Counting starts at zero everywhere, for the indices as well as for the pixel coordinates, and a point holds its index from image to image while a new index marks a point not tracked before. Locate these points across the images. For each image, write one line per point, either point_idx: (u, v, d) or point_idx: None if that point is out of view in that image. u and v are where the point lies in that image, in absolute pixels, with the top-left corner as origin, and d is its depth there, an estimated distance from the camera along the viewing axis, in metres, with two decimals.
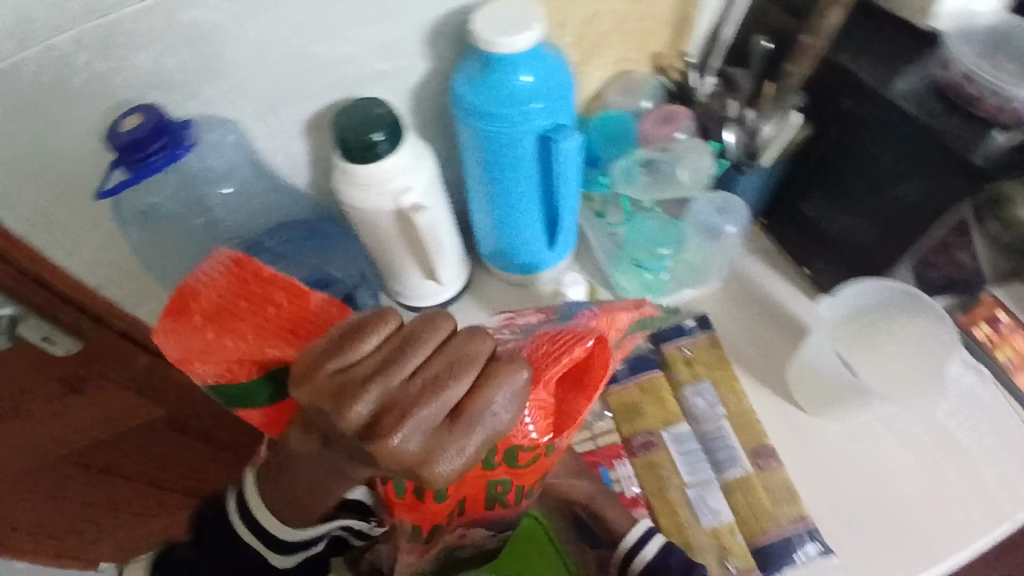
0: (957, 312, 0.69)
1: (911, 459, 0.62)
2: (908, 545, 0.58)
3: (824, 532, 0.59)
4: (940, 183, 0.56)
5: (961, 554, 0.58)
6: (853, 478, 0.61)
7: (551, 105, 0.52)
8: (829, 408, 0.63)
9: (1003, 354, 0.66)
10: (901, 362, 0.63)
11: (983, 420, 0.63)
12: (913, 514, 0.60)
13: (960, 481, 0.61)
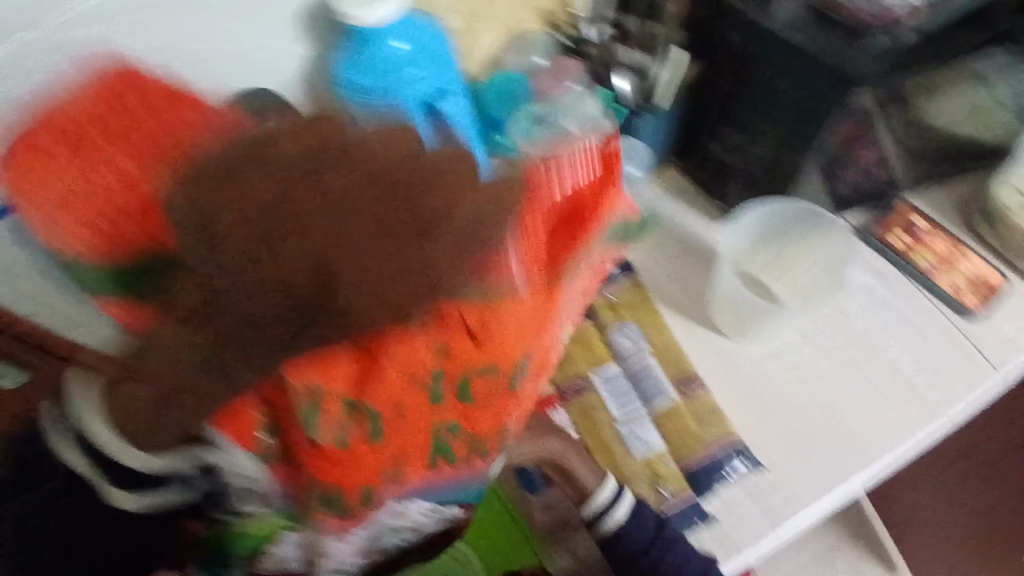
0: (872, 224, 0.70)
1: (835, 368, 0.65)
2: (840, 449, 0.61)
3: (755, 447, 0.62)
4: (823, 100, 0.58)
5: (891, 455, 0.61)
6: (777, 393, 0.64)
7: (432, 71, 0.52)
8: (748, 332, 0.66)
9: (920, 258, 0.68)
10: (806, 276, 0.66)
11: (894, 318, 0.66)
12: (842, 418, 0.63)
13: (885, 383, 0.64)
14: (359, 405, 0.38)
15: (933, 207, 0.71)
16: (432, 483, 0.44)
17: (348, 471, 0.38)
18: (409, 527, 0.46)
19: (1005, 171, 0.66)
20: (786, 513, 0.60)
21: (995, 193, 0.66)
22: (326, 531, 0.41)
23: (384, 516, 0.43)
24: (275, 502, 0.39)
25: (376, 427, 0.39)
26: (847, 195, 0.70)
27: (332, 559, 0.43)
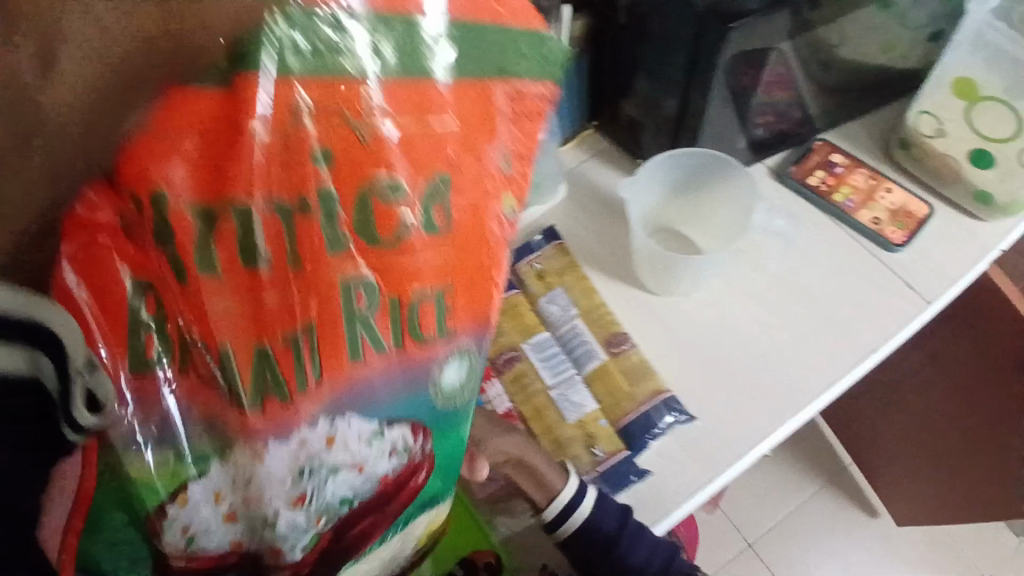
0: (790, 164, 0.69)
1: (761, 313, 0.64)
2: (768, 394, 0.61)
3: (685, 401, 0.62)
4: (707, 44, 0.56)
5: (821, 394, 0.60)
6: (706, 345, 0.64)
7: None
8: (675, 286, 0.66)
9: (840, 195, 0.67)
10: (724, 217, 0.67)
11: (823, 259, 0.65)
12: (771, 363, 0.62)
13: (811, 324, 0.63)
14: (214, 220, 0.24)
15: (855, 144, 0.70)
16: (343, 395, 0.29)
17: (210, 320, 0.26)
18: (353, 476, 0.31)
19: (919, 99, 0.64)
20: (719, 464, 0.59)
21: (913, 121, 0.65)
22: (329, 409, 0.29)
23: (288, 438, 0.29)
24: (188, 440, 0.28)
25: (243, 238, 0.24)
26: (763, 137, 0.69)
27: (260, 503, 0.30)
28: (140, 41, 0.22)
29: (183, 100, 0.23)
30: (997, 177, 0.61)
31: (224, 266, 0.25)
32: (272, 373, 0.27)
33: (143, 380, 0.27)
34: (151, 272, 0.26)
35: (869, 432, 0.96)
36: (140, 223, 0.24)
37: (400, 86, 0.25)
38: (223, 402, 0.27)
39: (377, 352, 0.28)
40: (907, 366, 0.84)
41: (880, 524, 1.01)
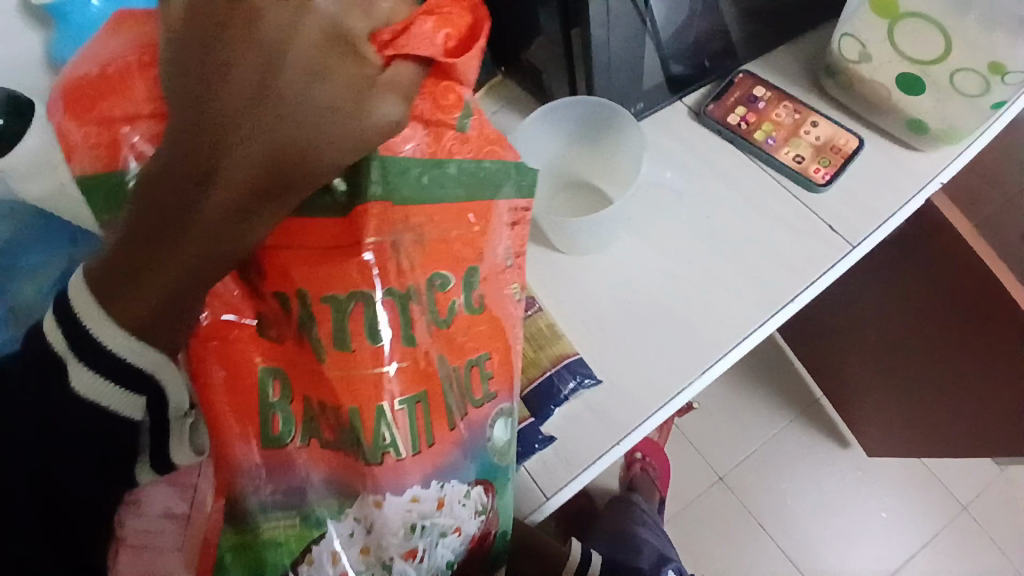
0: (708, 103, 0.63)
1: (682, 265, 0.58)
2: (685, 357, 0.54)
3: (596, 366, 0.54)
4: None
5: (736, 346, 0.54)
6: (618, 306, 0.56)
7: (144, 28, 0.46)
8: (585, 246, 0.58)
9: (760, 132, 0.61)
10: (623, 167, 0.61)
11: (755, 205, 0.59)
12: (693, 316, 0.56)
13: (735, 273, 0.57)
14: (345, 310, 0.36)
15: (778, 74, 0.64)
16: (437, 456, 0.38)
17: (339, 389, 0.36)
18: (454, 528, 0.40)
19: (842, 21, 0.57)
20: (625, 424, 0.52)
21: (837, 47, 0.58)
22: (433, 474, 0.38)
23: (403, 493, 0.37)
24: (313, 503, 0.37)
25: (365, 320, 0.36)
26: (679, 73, 0.62)
27: (379, 549, 0.37)
28: (281, 153, 0.32)
29: (335, 249, 0.36)
30: (927, 104, 0.56)
31: (354, 348, 0.36)
32: (388, 436, 0.36)
33: (286, 451, 0.36)
34: (300, 364, 0.36)
35: (835, 365, 0.96)
36: (290, 317, 0.36)
37: (434, 212, 0.39)
38: (347, 459, 0.36)
39: (449, 419, 0.38)
40: (859, 300, 0.81)
41: (849, 454, 1.05)
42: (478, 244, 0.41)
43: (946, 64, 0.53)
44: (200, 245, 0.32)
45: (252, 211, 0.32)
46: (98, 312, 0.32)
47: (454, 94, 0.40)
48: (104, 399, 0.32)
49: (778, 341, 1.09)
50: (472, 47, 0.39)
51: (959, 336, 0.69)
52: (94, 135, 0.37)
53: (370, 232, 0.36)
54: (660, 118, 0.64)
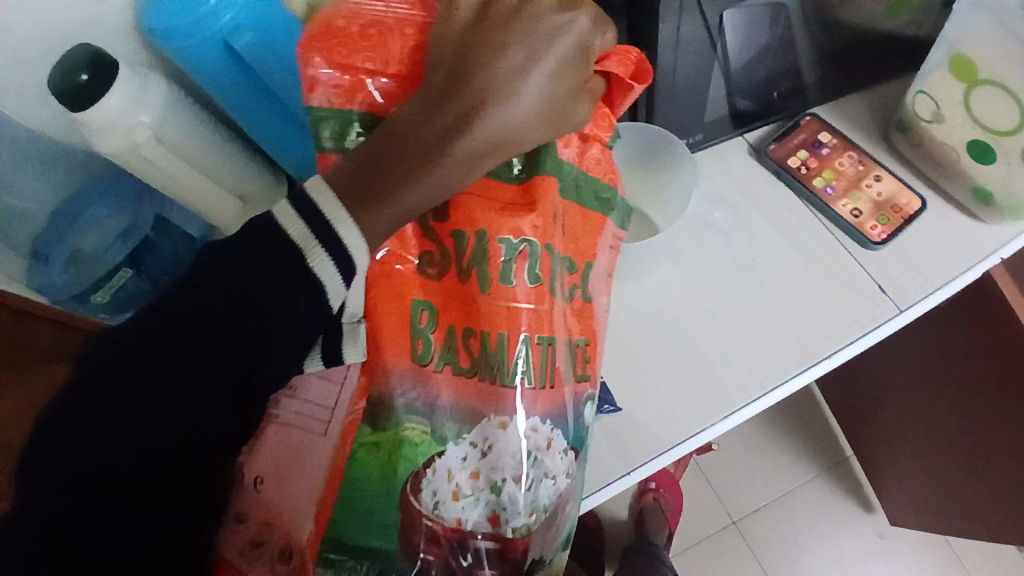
0: (771, 142, 0.62)
1: (719, 301, 0.57)
2: (708, 395, 0.53)
3: (618, 393, 0.54)
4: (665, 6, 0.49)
5: (761, 396, 0.53)
6: (649, 334, 0.56)
7: (237, 5, 0.47)
8: (625, 270, 0.57)
9: (819, 179, 0.60)
10: (663, 207, 0.59)
11: (802, 253, 0.58)
12: (724, 354, 0.55)
13: (772, 319, 0.56)
14: (515, 247, 0.38)
15: (847, 122, 0.63)
16: (559, 398, 0.40)
17: (494, 317, 0.38)
18: (565, 470, 0.40)
19: (919, 77, 0.56)
20: (640, 455, 0.52)
21: (911, 102, 0.57)
22: (553, 413, 0.39)
23: (529, 417, 0.38)
24: (444, 421, 0.38)
25: (530, 265, 0.39)
26: (745, 108, 0.61)
27: (492, 467, 0.38)
28: (515, 127, 0.37)
29: (511, 202, 0.39)
30: (996, 173, 0.54)
31: (513, 285, 0.38)
32: (522, 363, 0.38)
33: (428, 372, 0.38)
34: (456, 301, 0.38)
35: (871, 425, 0.93)
36: (459, 255, 0.38)
37: (574, 207, 0.42)
38: (483, 382, 0.38)
39: (565, 375, 0.40)
40: (903, 361, 0.79)
41: (871, 519, 1.01)
42: (591, 246, 0.43)
43: (1019, 138, 0.51)
44: (435, 176, 0.34)
45: (479, 161, 0.36)
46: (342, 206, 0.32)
47: (606, 118, 0.44)
48: (313, 259, 0.31)
49: (811, 393, 1.06)
50: (639, 86, 0.43)
51: (1006, 415, 0.66)
52: (337, 77, 0.39)
53: (541, 194, 0.39)
54: (719, 151, 0.63)
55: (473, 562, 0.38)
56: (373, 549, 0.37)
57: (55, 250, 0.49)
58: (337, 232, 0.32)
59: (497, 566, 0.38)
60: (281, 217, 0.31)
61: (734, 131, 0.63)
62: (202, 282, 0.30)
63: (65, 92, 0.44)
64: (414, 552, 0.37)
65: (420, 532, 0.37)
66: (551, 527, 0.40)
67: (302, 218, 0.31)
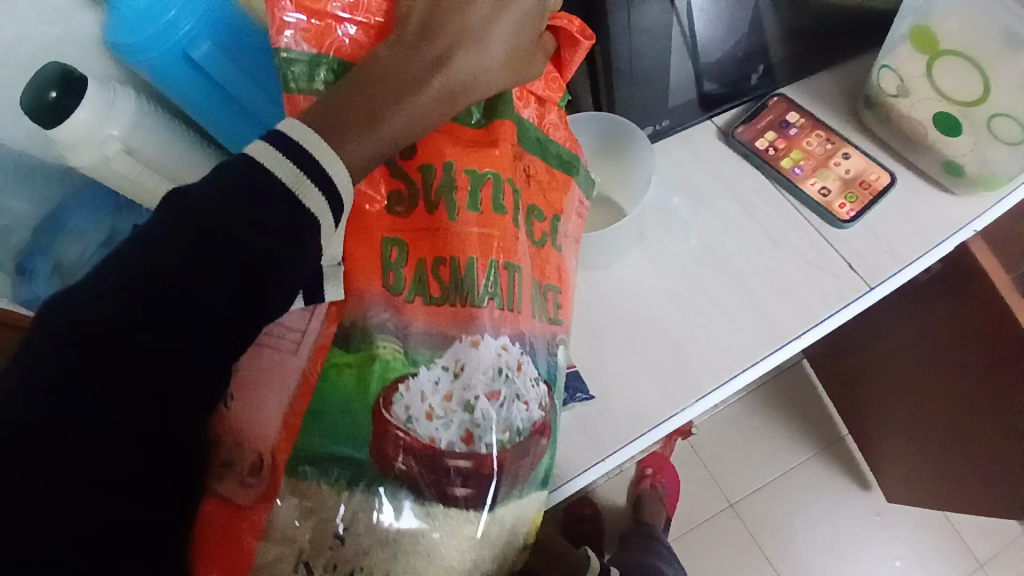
0: (738, 124, 0.62)
1: (688, 285, 0.57)
2: (678, 379, 0.54)
3: (589, 381, 0.54)
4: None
5: (731, 379, 0.54)
6: (618, 321, 0.56)
7: (196, 16, 0.48)
8: (596, 259, 0.57)
9: (788, 159, 0.60)
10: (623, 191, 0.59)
11: (771, 231, 0.58)
12: (695, 339, 0.55)
13: (741, 302, 0.56)
14: (479, 178, 0.39)
15: (816, 100, 0.62)
16: (527, 326, 0.40)
17: (467, 243, 0.38)
18: (535, 396, 0.39)
19: (884, 51, 0.55)
20: (612, 442, 0.52)
21: (875, 78, 0.55)
22: (521, 337, 0.39)
23: (501, 337, 0.38)
24: (416, 345, 0.37)
25: (495, 195, 0.39)
26: (712, 91, 0.61)
27: (461, 386, 0.37)
28: (489, 64, 0.38)
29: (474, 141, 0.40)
30: (965, 147, 0.53)
31: (482, 211, 0.39)
32: (493, 284, 0.38)
33: (400, 301, 0.38)
34: (426, 230, 0.38)
35: (862, 404, 0.92)
36: (427, 188, 0.39)
37: (530, 167, 0.43)
38: (455, 304, 0.38)
39: (534, 310, 0.41)
40: (888, 337, 0.78)
41: (869, 497, 1.01)
42: (558, 200, 0.45)
43: (986, 107, 0.50)
44: (413, 114, 0.35)
45: (451, 101, 0.37)
46: (325, 143, 0.31)
47: (556, 82, 0.45)
48: (306, 198, 0.29)
49: (805, 371, 1.06)
50: (585, 42, 0.44)
51: (990, 391, 0.65)
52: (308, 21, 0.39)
53: (505, 133, 0.41)
54: (687, 135, 0.63)
55: (444, 480, 0.36)
56: (341, 461, 0.35)
57: (39, 266, 0.50)
58: (325, 172, 0.30)
59: (469, 485, 0.37)
60: (264, 157, 0.29)
61: (702, 116, 0.62)
62: (180, 229, 0.27)
63: (37, 110, 0.44)
64: (383, 464, 0.35)
65: (392, 446, 0.36)
66: (522, 452, 0.39)
67: (287, 157, 0.29)
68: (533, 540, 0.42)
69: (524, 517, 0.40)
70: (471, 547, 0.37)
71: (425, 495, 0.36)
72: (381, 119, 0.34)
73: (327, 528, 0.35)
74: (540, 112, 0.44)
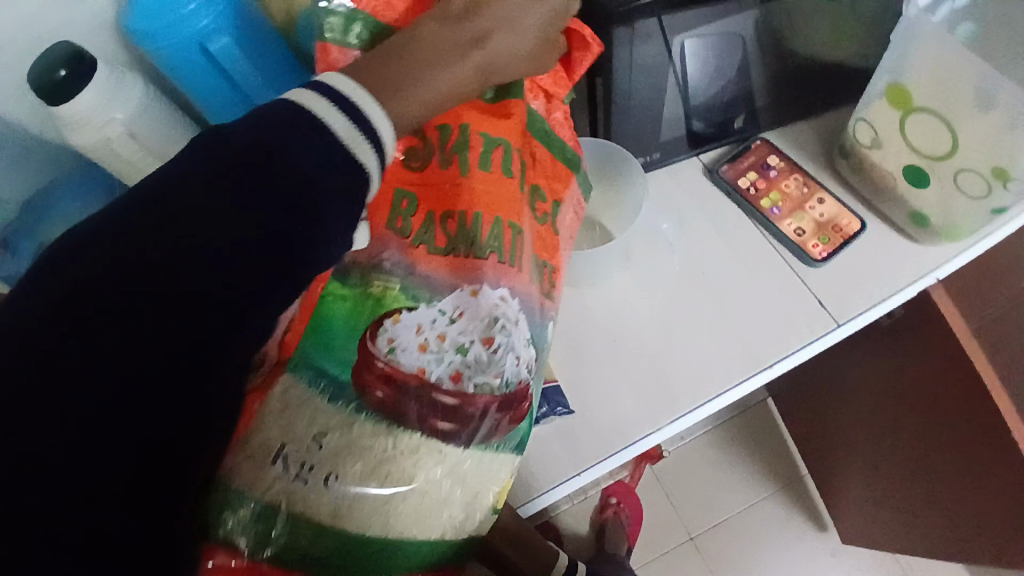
0: (723, 163, 0.65)
1: (669, 309, 0.59)
2: (654, 397, 0.56)
3: (568, 395, 0.56)
4: (624, 29, 0.52)
5: (706, 402, 0.56)
6: (600, 338, 0.58)
7: (214, 10, 0.48)
8: (580, 278, 0.60)
9: (768, 199, 0.63)
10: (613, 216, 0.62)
11: (749, 263, 0.61)
12: (674, 360, 0.57)
13: (719, 327, 0.58)
14: (491, 143, 0.42)
15: (797, 146, 0.66)
16: (524, 288, 0.41)
17: (475, 201, 0.40)
18: (526, 354, 0.40)
19: (860, 105, 0.59)
20: (590, 455, 0.53)
21: (852, 130, 0.60)
22: (519, 292, 0.40)
23: (498, 289, 0.39)
24: (415, 284, 0.39)
25: (503, 161, 0.42)
26: (700, 130, 0.64)
27: (452, 326, 0.38)
28: (514, 51, 0.40)
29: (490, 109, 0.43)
30: (933, 197, 0.57)
31: (490, 172, 0.41)
32: (495, 240, 0.40)
33: (405, 244, 0.40)
34: (437, 185, 0.41)
35: (824, 445, 0.95)
36: (443, 146, 0.41)
37: (536, 152, 0.45)
38: (458, 255, 0.39)
39: (531, 276, 0.42)
40: (851, 377, 0.81)
41: (825, 538, 1.03)
42: (561, 189, 0.46)
43: (951, 162, 0.54)
44: (448, 84, 0.36)
45: (480, 81, 0.38)
46: (372, 99, 0.32)
47: (561, 81, 0.47)
48: (363, 158, 0.30)
49: (770, 409, 1.09)
50: (595, 47, 0.47)
51: (946, 435, 0.68)
52: None
53: (518, 109, 0.44)
54: (676, 169, 0.66)
55: (429, 411, 0.37)
56: (326, 375, 0.36)
57: (23, 246, 0.51)
58: (380, 135, 0.31)
59: (451, 420, 0.37)
60: (321, 110, 0.29)
61: (691, 151, 0.66)
62: (236, 168, 0.27)
63: (41, 87, 0.44)
64: (365, 390, 0.36)
65: (375, 372, 0.36)
66: (507, 403, 0.39)
67: (344, 113, 0.30)
68: (501, 505, 0.42)
69: (496, 477, 0.40)
70: (443, 480, 0.37)
71: (406, 420, 0.36)
72: (416, 88, 0.34)
73: (310, 429, 0.35)
74: (546, 110, 0.46)
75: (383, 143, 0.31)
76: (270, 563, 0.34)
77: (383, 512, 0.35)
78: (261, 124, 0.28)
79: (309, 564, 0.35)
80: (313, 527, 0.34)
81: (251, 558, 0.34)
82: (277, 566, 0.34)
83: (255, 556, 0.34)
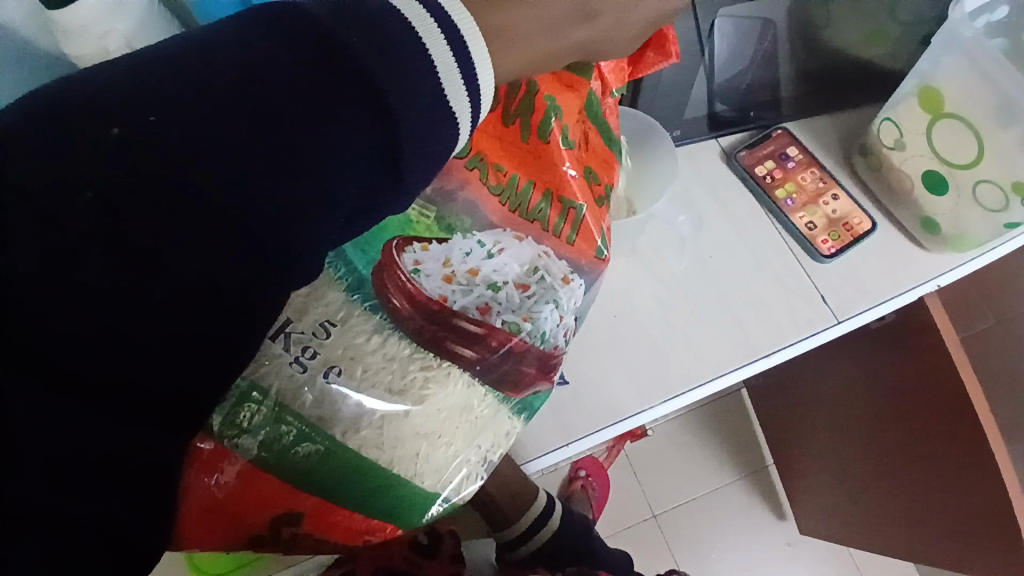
0: (742, 148, 0.64)
1: (675, 290, 0.59)
2: (654, 377, 0.55)
3: (568, 365, 0.55)
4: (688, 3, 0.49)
5: (701, 385, 0.56)
6: (600, 311, 0.57)
7: None
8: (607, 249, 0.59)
9: (781, 189, 0.63)
10: (636, 183, 0.58)
11: (758, 255, 0.61)
12: (677, 343, 0.57)
13: (721, 315, 0.58)
14: (557, 107, 0.39)
15: (816, 140, 0.66)
16: (578, 253, 0.41)
17: (530, 165, 0.39)
18: (564, 313, 0.40)
19: (888, 104, 0.59)
20: (582, 429, 0.53)
21: (877, 129, 0.60)
22: (573, 257, 0.41)
23: (541, 243, 0.40)
24: (455, 211, 0.38)
25: (564, 132, 0.39)
26: (722, 112, 0.63)
27: (487, 265, 0.38)
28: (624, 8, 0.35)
29: (561, 74, 0.39)
30: (945, 205, 0.58)
31: (547, 141, 0.39)
32: (544, 206, 0.40)
33: (459, 167, 0.38)
34: (494, 133, 0.39)
35: (794, 438, 0.98)
36: (509, 99, 0.38)
37: (590, 133, 0.42)
38: (510, 210, 0.39)
39: (601, 246, 0.42)
40: (835, 376, 0.83)
41: (783, 524, 1.07)
42: (613, 171, 0.44)
43: (973, 172, 0.55)
44: (547, 34, 0.32)
45: (579, 53, 0.35)
46: (478, 31, 0.28)
47: (622, 72, 0.44)
48: (454, 100, 0.27)
49: (742, 396, 1.11)
50: (667, 57, 0.44)
51: (914, 437, 0.71)
52: None
53: (586, 81, 0.40)
54: (692, 151, 0.65)
55: (455, 338, 0.36)
56: (349, 265, 0.35)
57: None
58: (477, 74, 0.28)
59: (471, 347, 0.37)
60: (426, 34, 0.26)
61: (711, 133, 0.64)
62: (336, 78, 0.24)
63: None
64: (384, 294, 0.35)
65: (396, 284, 0.35)
66: (527, 357, 0.39)
67: (448, 44, 0.26)
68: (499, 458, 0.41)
69: (500, 421, 0.40)
70: (443, 413, 0.36)
71: (423, 338, 0.36)
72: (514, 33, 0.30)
73: (319, 314, 0.34)
74: (605, 91, 0.43)
75: (477, 82, 0.28)
76: (236, 451, 0.32)
77: (382, 426, 0.34)
78: (356, 19, 0.24)
79: (285, 470, 0.33)
80: (299, 426, 0.33)
81: (224, 442, 0.32)
82: (251, 460, 0.32)
83: (229, 441, 0.32)
